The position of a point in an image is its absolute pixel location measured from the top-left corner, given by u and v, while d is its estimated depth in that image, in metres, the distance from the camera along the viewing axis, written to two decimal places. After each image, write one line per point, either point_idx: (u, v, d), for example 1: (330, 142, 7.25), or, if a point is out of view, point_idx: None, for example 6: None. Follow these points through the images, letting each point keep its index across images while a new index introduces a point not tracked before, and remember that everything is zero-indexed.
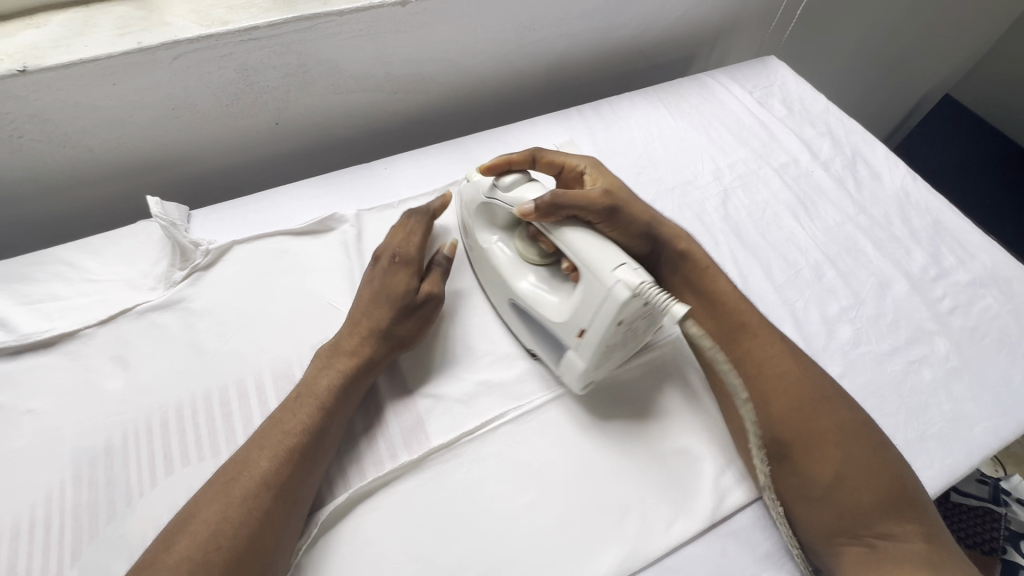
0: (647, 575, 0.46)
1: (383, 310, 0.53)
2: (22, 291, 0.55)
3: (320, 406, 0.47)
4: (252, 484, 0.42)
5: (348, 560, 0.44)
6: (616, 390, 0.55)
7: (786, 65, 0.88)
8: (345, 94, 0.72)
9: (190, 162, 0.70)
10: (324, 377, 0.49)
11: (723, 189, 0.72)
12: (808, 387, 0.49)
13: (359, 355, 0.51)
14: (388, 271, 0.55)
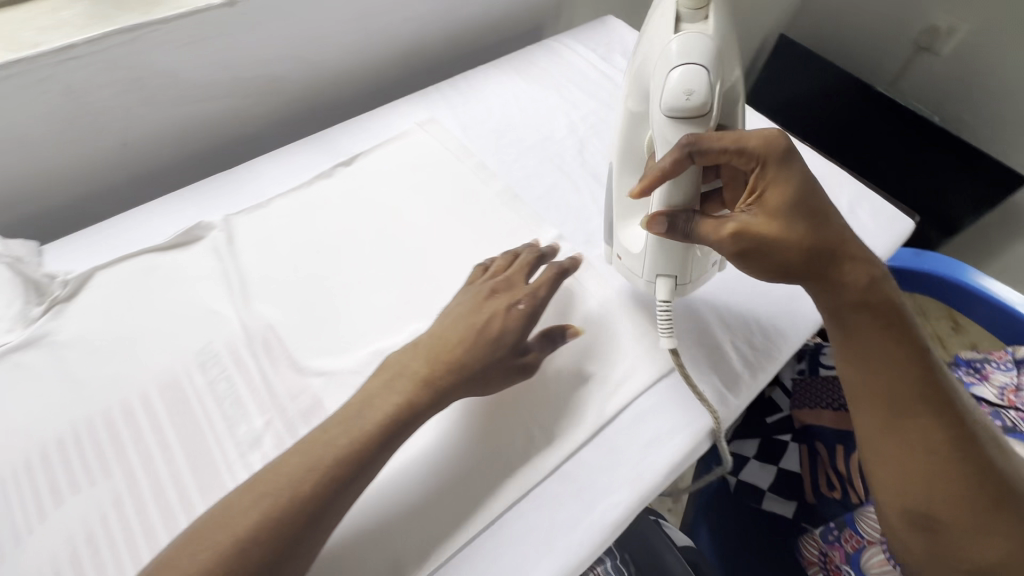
0: (548, 485, 0.50)
1: (484, 347, 0.51)
2: None
3: (347, 460, 0.44)
4: (231, 537, 0.40)
5: None
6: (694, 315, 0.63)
7: (623, 24, 0.98)
8: (195, 103, 0.71)
9: (35, 198, 0.66)
10: (398, 392, 0.48)
11: (579, 139, 0.79)
12: (911, 410, 0.47)
13: (393, 405, 0.47)
14: (512, 319, 0.52)
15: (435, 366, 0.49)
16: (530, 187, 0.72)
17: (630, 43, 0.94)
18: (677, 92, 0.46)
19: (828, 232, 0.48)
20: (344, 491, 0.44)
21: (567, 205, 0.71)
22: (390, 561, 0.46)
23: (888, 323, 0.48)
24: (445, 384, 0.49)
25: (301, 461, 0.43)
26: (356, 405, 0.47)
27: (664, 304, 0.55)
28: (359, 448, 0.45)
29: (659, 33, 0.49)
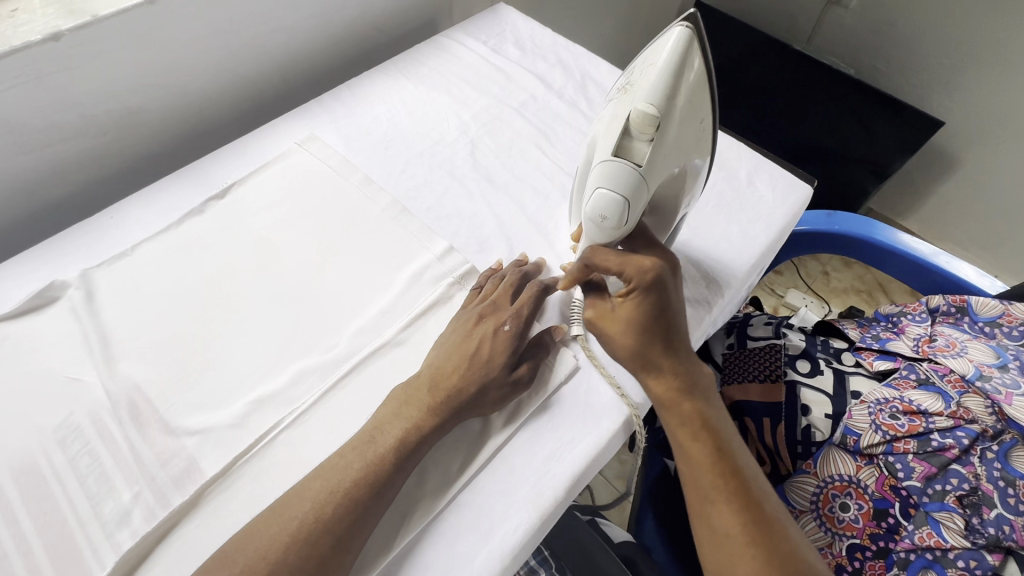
0: (446, 517, 0.48)
1: (476, 377, 0.51)
2: None
3: (304, 539, 0.42)
4: None
5: None
6: None
7: (514, 11, 0.94)
8: (41, 149, 0.65)
9: None
10: (396, 429, 0.48)
11: (470, 140, 0.75)
12: (715, 490, 0.47)
13: (431, 421, 0.49)
14: (504, 337, 0.53)
15: (423, 404, 0.49)
16: (420, 198, 0.69)
17: (522, 30, 0.91)
18: (594, 221, 0.45)
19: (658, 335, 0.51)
20: (352, 538, 0.44)
21: (459, 212, 0.68)
22: None
23: (699, 414, 0.50)
24: (454, 405, 0.50)
25: (296, 520, 0.43)
26: (348, 456, 0.47)
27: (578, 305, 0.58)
28: (357, 495, 0.45)
29: (607, 133, 0.44)
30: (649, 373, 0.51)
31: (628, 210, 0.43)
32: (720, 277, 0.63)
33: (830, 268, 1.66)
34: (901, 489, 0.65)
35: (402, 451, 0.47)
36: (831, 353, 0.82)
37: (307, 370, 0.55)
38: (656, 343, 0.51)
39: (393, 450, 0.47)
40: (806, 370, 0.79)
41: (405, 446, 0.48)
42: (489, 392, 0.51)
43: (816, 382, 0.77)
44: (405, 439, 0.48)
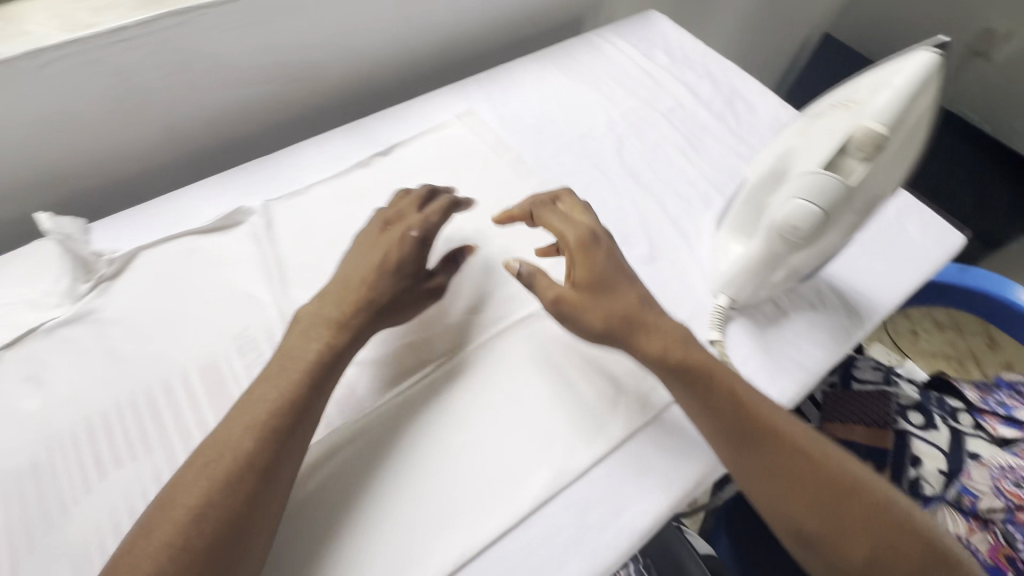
0: (577, 487, 0.50)
1: (389, 279, 0.54)
2: None
3: (279, 406, 0.45)
4: (230, 468, 0.42)
5: (303, 522, 0.47)
6: (783, 332, 0.61)
7: (666, 19, 0.96)
8: (237, 87, 0.71)
9: (83, 175, 0.68)
10: (307, 358, 0.48)
11: (617, 138, 0.77)
12: (826, 480, 0.47)
13: (359, 317, 0.52)
14: (400, 245, 0.55)
15: (335, 330, 0.50)
16: (567, 185, 0.71)
17: (673, 38, 0.92)
18: (782, 227, 0.46)
19: (661, 325, 0.53)
20: (263, 489, 0.43)
21: (603, 205, 0.70)
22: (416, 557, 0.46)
23: (733, 396, 0.50)
24: (373, 309, 0.53)
25: (229, 459, 0.43)
26: (319, 330, 0.50)
27: (719, 307, 0.60)
28: (273, 438, 0.44)
29: (816, 146, 0.45)
30: (664, 359, 0.52)
31: (826, 222, 0.44)
32: (862, 311, 0.63)
33: (921, 328, 1.58)
34: (1017, 562, 0.63)
35: (310, 406, 0.47)
36: (947, 411, 0.78)
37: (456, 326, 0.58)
38: (662, 332, 0.53)
39: (326, 352, 0.49)
40: (919, 423, 0.76)
41: (313, 391, 0.48)
42: (396, 297, 0.54)
43: (930, 437, 0.74)
44: (325, 364, 0.49)
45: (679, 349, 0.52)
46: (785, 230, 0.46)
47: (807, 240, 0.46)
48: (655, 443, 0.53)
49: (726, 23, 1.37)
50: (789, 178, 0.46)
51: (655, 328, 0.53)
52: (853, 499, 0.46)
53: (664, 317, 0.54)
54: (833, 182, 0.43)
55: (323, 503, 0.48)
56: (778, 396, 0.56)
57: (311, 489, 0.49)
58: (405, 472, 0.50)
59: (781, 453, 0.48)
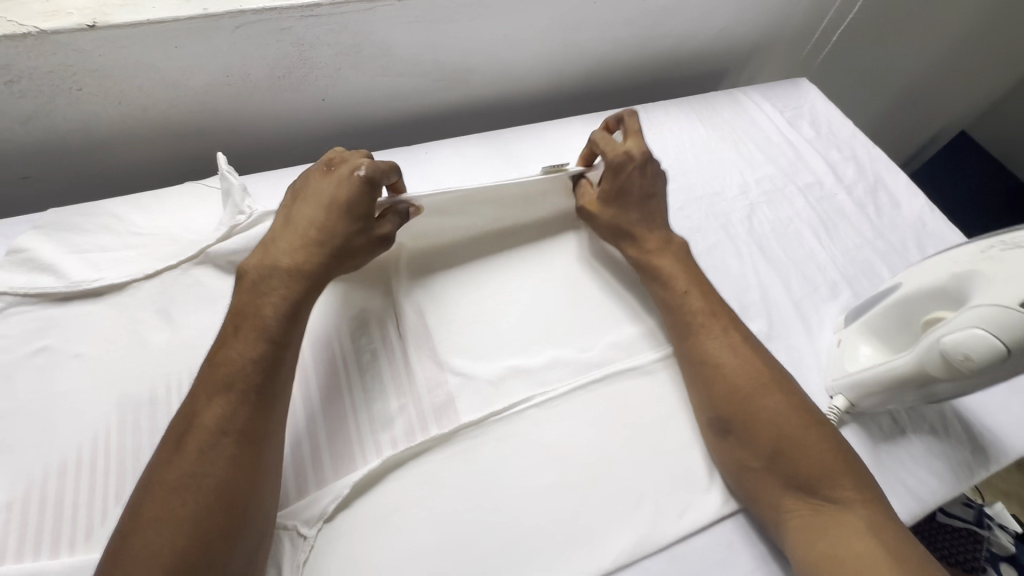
0: (656, 559, 0.49)
1: (344, 221, 0.52)
2: (77, 242, 0.58)
3: (267, 333, 0.46)
4: (207, 435, 0.42)
5: (383, 519, 0.47)
6: (899, 454, 0.57)
7: (816, 91, 0.93)
8: (395, 76, 0.73)
9: (238, 129, 0.72)
10: (268, 303, 0.48)
11: (749, 203, 0.75)
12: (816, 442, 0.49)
13: (320, 254, 0.51)
14: (337, 185, 0.53)
15: (286, 267, 0.49)
16: (691, 242, 0.70)
17: (821, 112, 0.89)
18: (951, 352, 0.43)
19: (737, 338, 0.55)
20: (255, 431, 0.43)
21: (725, 270, 0.68)
22: None
23: (781, 383, 0.52)
24: (342, 243, 0.52)
25: (213, 404, 0.43)
26: (280, 257, 0.50)
27: (837, 410, 0.56)
28: (265, 372, 0.45)
29: (1010, 278, 0.42)
30: (727, 360, 0.53)
31: (1005, 360, 0.40)
32: (990, 451, 0.58)
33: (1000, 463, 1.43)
34: None
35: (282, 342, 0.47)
36: None
37: (561, 360, 0.57)
38: (738, 343, 0.54)
39: (294, 279, 0.49)
40: None
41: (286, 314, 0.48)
42: (349, 239, 0.52)
43: None
44: (280, 292, 0.48)
45: (749, 345, 0.54)
46: (954, 356, 0.43)
47: (976, 373, 0.42)
48: (744, 535, 0.51)
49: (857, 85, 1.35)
50: (970, 303, 0.43)
51: (716, 320, 0.56)
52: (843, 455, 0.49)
53: (742, 328, 0.56)
54: None
55: (408, 504, 0.48)
56: None
57: (398, 489, 0.48)
58: (493, 499, 0.49)
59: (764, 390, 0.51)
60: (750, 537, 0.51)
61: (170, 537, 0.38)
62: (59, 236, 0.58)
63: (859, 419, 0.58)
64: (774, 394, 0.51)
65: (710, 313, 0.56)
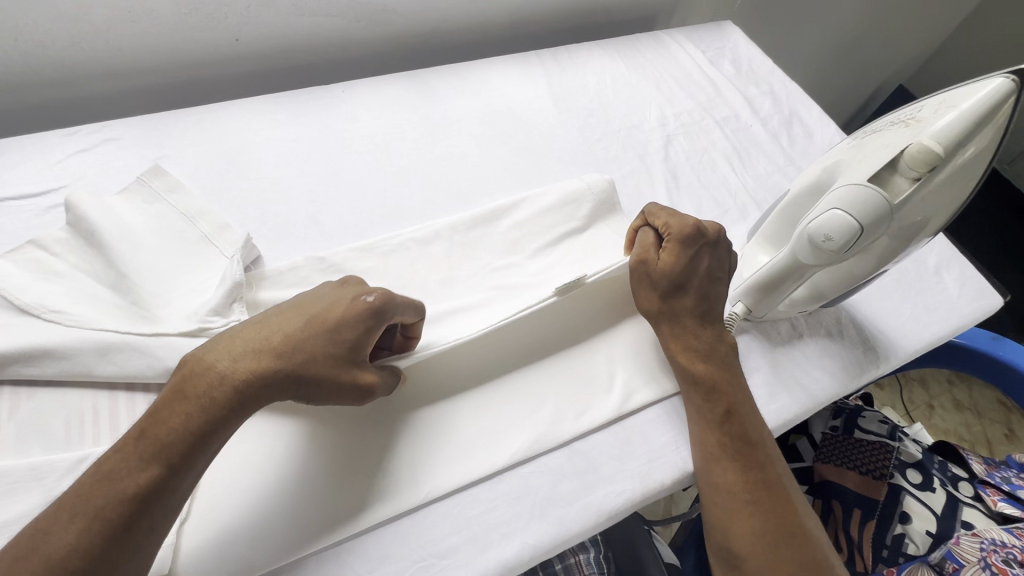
0: (555, 455, 0.50)
1: (321, 346, 0.42)
2: (46, 265, 0.51)
3: (164, 456, 0.37)
4: (55, 557, 0.33)
5: (278, 435, 0.47)
6: (795, 354, 0.59)
7: (740, 32, 0.94)
8: (308, 16, 0.72)
9: (149, 72, 0.70)
10: (180, 415, 0.38)
11: (666, 135, 0.77)
12: (782, 514, 0.47)
13: (270, 380, 0.40)
14: (347, 306, 0.43)
15: (217, 377, 0.39)
16: (607, 171, 0.71)
17: (743, 52, 0.91)
18: (815, 233, 0.45)
19: (746, 424, 0.51)
20: (108, 561, 0.34)
21: (639, 196, 0.70)
22: (385, 485, 0.46)
23: (767, 467, 0.49)
24: (295, 376, 0.41)
25: (73, 531, 0.34)
26: (211, 380, 0.39)
27: (734, 314, 0.58)
28: (148, 507, 0.36)
29: (865, 160, 0.45)
30: (723, 440, 0.50)
31: (859, 234, 0.43)
32: (881, 350, 0.61)
33: (938, 401, 1.31)
34: None
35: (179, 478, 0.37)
36: (948, 477, 0.75)
37: (471, 279, 0.58)
38: (743, 425, 0.51)
39: (222, 404, 0.39)
40: (916, 482, 0.74)
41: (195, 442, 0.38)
42: (310, 366, 0.41)
43: (924, 496, 0.73)
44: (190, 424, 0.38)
45: (750, 426, 0.51)
46: (817, 238, 0.45)
47: (837, 252, 0.45)
48: (641, 430, 0.53)
49: (801, 39, 1.36)
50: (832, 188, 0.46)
51: (729, 402, 0.51)
52: (807, 533, 0.46)
53: (754, 413, 0.52)
54: (878, 195, 0.42)
55: (307, 442, 0.47)
56: (777, 413, 0.55)
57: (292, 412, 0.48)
58: (394, 404, 0.50)
59: (751, 456, 0.49)
60: (648, 432, 0.53)
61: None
62: None
63: (759, 326, 0.61)
64: (753, 474, 0.48)
65: (722, 394, 0.52)
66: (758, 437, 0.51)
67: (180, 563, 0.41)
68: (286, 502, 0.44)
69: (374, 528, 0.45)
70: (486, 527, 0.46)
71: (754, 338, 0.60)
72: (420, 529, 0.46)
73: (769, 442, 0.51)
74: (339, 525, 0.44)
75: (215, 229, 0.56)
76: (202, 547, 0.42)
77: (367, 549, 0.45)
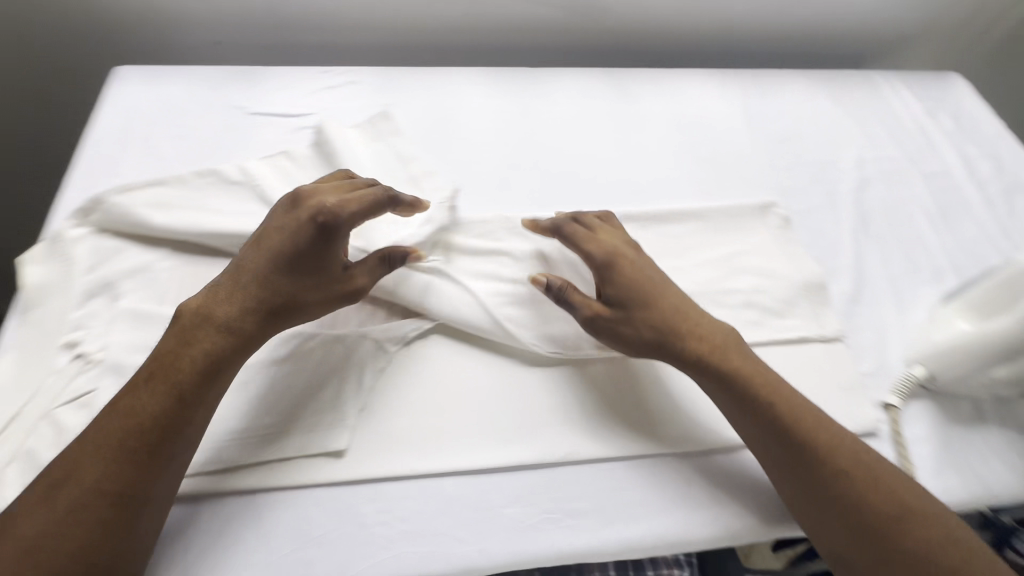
0: (690, 460, 0.51)
1: (292, 276, 0.47)
2: (295, 178, 0.62)
3: (176, 382, 0.43)
4: (90, 480, 0.39)
5: (437, 364, 0.53)
6: (976, 438, 0.54)
7: (966, 87, 0.86)
8: (533, 3, 0.78)
9: (388, 31, 0.79)
10: (201, 339, 0.44)
11: (862, 178, 0.73)
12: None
13: (239, 332, 0.45)
14: (298, 227, 0.48)
15: (235, 312, 0.46)
16: (791, 200, 0.69)
17: (966, 107, 0.83)
18: None
19: (795, 466, 0.46)
20: (140, 488, 0.40)
21: (822, 232, 0.67)
22: (529, 436, 0.50)
23: (847, 495, 0.44)
24: (277, 307, 0.47)
25: (94, 456, 0.40)
26: (209, 317, 0.45)
27: (911, 375, 0.55)
28: (129, 436, 0.41)
29: None
30: (783, 480, 0.47)
31: None
32: None
33: None
34: None
35: (153, 412, 0.41)
36: None
37: None
38: (799, 465, 0.46)
39: (244, 319, 0.46)
40: None
41: (203, 384, 0.43)
42: (296, 294, 0.47)
43: None
44: (177, 335, 0.45)
45: (809, 460, 0.46)
46: None
47: None
48: None
49: None
50: None
51: (772, 441, 0.47)
52: None
53: (798, 438, 0.46)
54: None
55: (461, 377, 0.53)
56: (944, 491, 0.50)
57: (452, 349, 0.54)
58: (552, 364, 0.54)
59: (857, 515, 0.44)
60: None
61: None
62: (244, 90, 0.70)
63: (940, 400, 0.55)
64: (866, 539, 0.43)
65: (761, 439, 0.48)
66: (824, 468, 0.45)
67: (349, 448, 0.48)
68: (441, 422, 0.50)
69: (511, 469, 0.49)
70: (614, 503, 0.48)
71: (931, 409, 0.55)
72: (555, 484, 0.49)
73: (843, 465, 0.45)
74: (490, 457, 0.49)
75: (423, 174, 0.64)
76: (366, 441, 0.48)
77: (505, 486, 0.48)
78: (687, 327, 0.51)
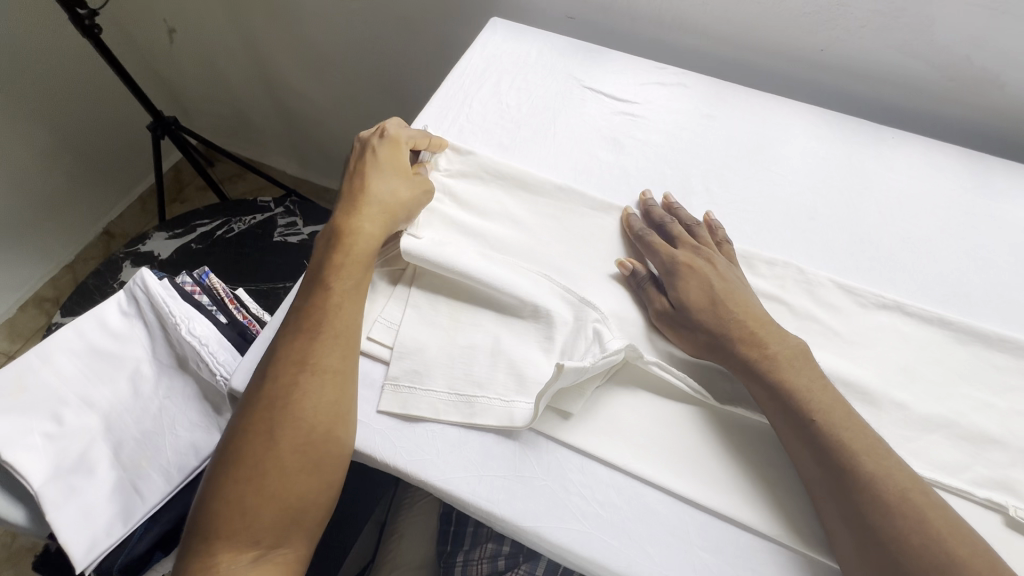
0: None
1: (362, 172, 0.59)
2: (603, 160, 0.67)
3: (333, 275, 0.52)
4: (289, 362, 0.49)
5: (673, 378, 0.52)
6: None
7: None
8: (907, 55, 0.69)
9: (729, 45, 0.78)
10: (341, 239, 0.54)
11: None
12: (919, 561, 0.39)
13: (378, 219, 0.55)
14: (381, 152, 0.60)
15: (366, 216, 0.55)
16: None
17: None
18: None
19: (848, 518, 0.42)
20: (316, 362, 0.48)
21: None
22: (747, 495, 0.47)
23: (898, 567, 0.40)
24: (383, 209, 0.56)
25: (283, 352, 0.49)
26: (365, 221, 0.55)
27: None
28: (306, 319, 0.50)
29: None
30: (831, 530, 0.43)
31: None
32: None
33: None
34: None
35: (320, 299, 0.51)
36: None
37: (930, 386, 0.51)
38: (848, 516, 0.42)
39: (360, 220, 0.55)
40: None
41: (346, 277, 0.52)
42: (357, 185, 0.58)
43: None
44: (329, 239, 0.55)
45: (868, 516, 0.41)
46: None
47: None
48: None
49: None
50: None
51: (830, 491, 0.44)
52: None
53: (867, 490, 0.42)
54: None
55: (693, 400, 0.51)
56: None
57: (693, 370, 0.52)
58: None
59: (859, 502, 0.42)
60: None
61: (298, 487, 0.46)
62: (583, 64, 0.76)
63: None
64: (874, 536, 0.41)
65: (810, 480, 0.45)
66: (864, 511, 0.42)
67: (574, 411, 0.50)
68: (663, 436, 0.49)
69: (716, 516, 0.46)
70: None
71: None
72: (756, 557, 0.45)
73: (905, 538, 0.40)
74: (712, 499, 0.47)
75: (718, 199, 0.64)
76: (589, 415, 0.50)
77: (708, 530, 0.46)
78: (757, 358, 0.49)
